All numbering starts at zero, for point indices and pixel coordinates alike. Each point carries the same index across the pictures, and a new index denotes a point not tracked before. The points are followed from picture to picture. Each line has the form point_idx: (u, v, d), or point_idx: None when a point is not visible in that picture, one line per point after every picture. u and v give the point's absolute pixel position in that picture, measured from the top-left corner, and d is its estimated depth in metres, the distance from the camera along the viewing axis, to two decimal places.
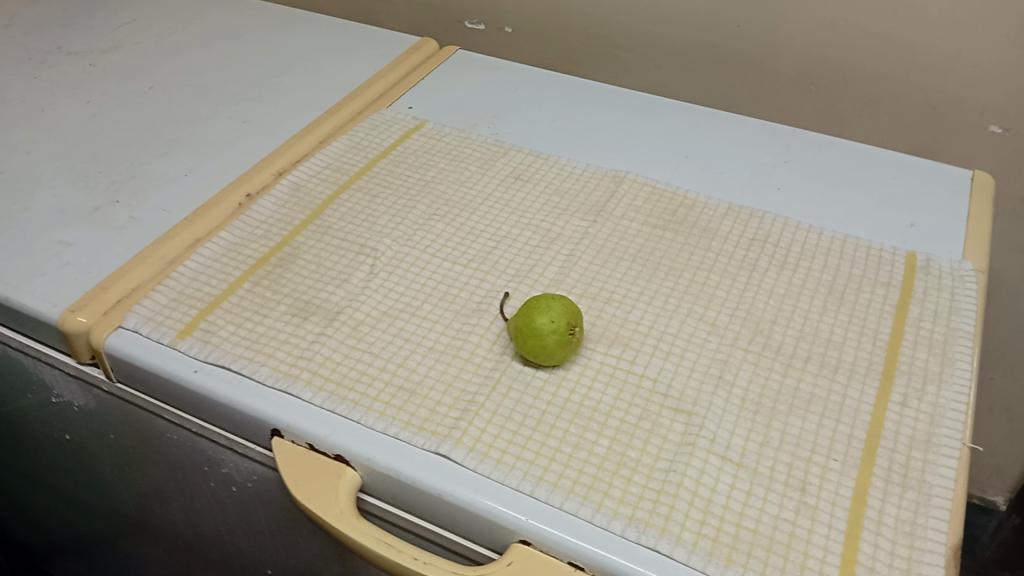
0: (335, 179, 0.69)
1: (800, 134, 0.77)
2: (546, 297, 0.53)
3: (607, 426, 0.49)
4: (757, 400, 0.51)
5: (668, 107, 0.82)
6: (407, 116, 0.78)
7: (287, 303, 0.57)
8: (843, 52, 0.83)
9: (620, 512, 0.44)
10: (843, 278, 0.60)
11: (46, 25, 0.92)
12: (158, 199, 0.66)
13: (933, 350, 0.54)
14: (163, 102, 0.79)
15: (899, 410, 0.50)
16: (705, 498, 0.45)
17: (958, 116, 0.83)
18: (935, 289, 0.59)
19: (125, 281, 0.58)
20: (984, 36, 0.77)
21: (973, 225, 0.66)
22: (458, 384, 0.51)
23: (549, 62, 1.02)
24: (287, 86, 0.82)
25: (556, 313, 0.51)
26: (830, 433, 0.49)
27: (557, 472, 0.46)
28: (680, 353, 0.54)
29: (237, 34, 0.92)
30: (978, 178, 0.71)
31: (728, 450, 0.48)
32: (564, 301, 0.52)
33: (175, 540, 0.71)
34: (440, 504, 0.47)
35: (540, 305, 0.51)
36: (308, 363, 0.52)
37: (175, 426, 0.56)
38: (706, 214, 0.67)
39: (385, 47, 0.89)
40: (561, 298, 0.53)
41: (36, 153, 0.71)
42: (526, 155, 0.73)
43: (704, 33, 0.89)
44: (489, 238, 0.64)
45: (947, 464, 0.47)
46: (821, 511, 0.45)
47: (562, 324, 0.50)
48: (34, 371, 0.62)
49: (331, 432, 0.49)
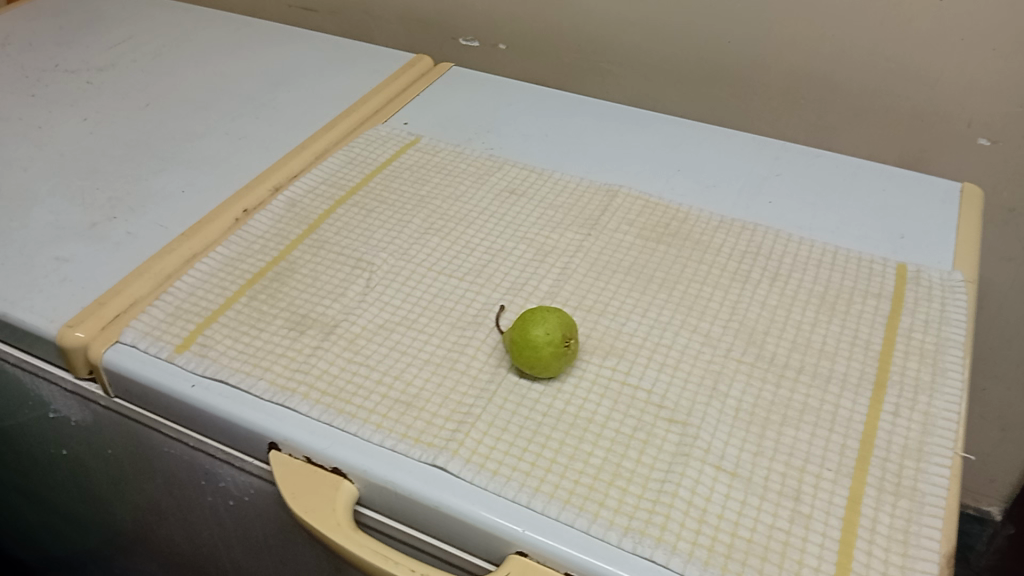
0: (331, 194, 0.70)
1: (791, 147, 0.78)
2: (541, 309, 0.53)
3: (603, 436, 0.49)
4: (751, 410, 0.51)
5: (660, 121, 0.83)
6: (403, 131, 0.79)
7: (283, 317, 0.57)
8: (832, 67, 0.84)
9: (616, 522, 0.45)
10: (835, 289, 0.61)
11: (44, 45, 0.92)
12: (155, 216, 0.67)
13: (924, 359, 0.55)
14: (161, 119, 0.79)
15: (892, 419, 0.51)
16: (700, 507, 0.45)
17: (946, 129, 0.84)
18: (925, 299, 0.60)
19: (123, 297, 0.58)
20: (971, 51, 0.78)
21: (962, 235, 0.66)
22: (454, 396, 0.51)
23: (542, 78, 1.03)
24: (283, 103, 0.83)
25: (552, 324, 0.51)
26: (823, 443, 0.49)
27: (553, 483, 0.46)
28: (674, 364, 0.54)
29: (234, 52, 0.93)
30: (967, 190, 0.72)
31: (722, 460, 0.48)
32: (560, 312, 0.52)
33: (172, 555, 0.71)
34: (437, 516, 0.47)
35: (536, 316, 0.52)
36: (305, 376, 0.53)
37: (172, 441, 0.57)
38: (699, 227, 0.67)
39: (380, 64, 0.90)
40: (557, 309, 0.53)
41: (33, 171, 0.71)
42: (520, 169, 0.74)
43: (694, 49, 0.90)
44: (484, 251, 0.64)
45: (939, 472, 0.47)
46: (815, 520, 0.45)
47: (557, 335, 0.51)
48: (31, 387, 0.62)
49: (328, 445, 0.49)
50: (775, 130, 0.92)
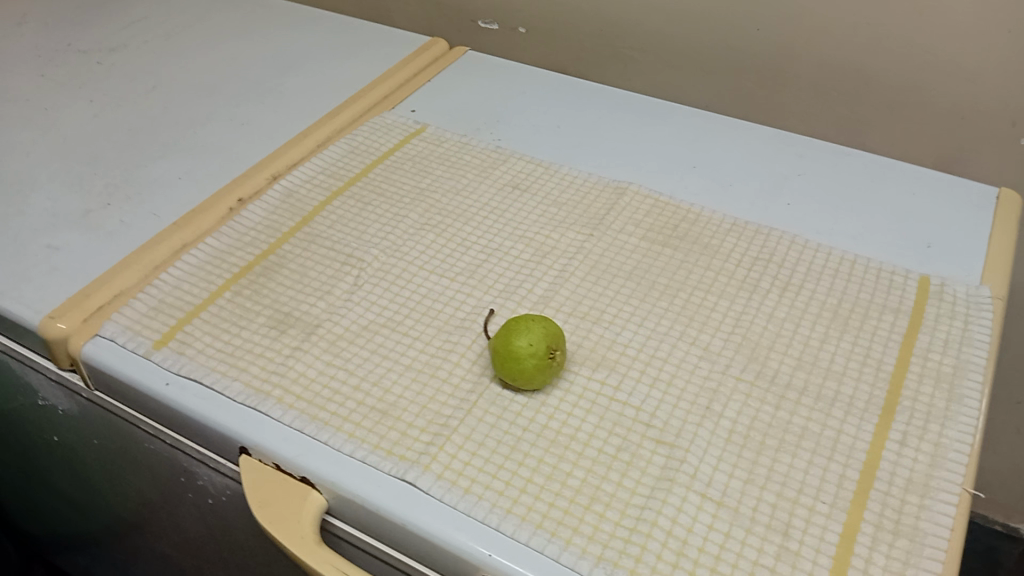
0: (329, 185, 0.68)
1: (816, 145, 0.74)
2: (526, 318, 0.51)
3: (583, 456, 0.47)
4: (745, 433, 0.48)
5: (679, 115, 0.79)
6: (409, 120, 0.77)
7: (266, 315, 0.56)
8: (867, 59, 0.79)
9: (588, 551, 0.42)
10: (849, 302, 0.57)
11: (59, 23, 0.92)
12: (149, 203, 0.66)
13: (940, 383, 0.51)
14: (167, 102, 0.78)
15: (898, 448, 0.47)
16: (679, 538, 0.43)
17: (988, 128, 0.79)
18: (947, 317, 0.56)
19: (108, 288, 0.57)
20: (1018, 44, 0.73)
21: (995, 247, 0.62)
22: (432, 406, 0.49)
23: (563, 64, 0.99)
24: (291, 88, 0.81)
25: (536, 335, 0.49)
26: (821, 472, 0.46)
27: (525, 505, 0.44)
28: (667, 380, 0.51)
29: (247, 34, 0.91)
30: (1003, 196, 0.67)
31: (709, 487, 0.45)
32: (545, 322, 0.50)
33: (165, 545, 0.71)
34: (404, 533, 0.45)
35: (520, 326, 0.49)
36: (282, 379, 0.51)
37: (152, 437, 0.56)
38: (708, 230, 0.64)
39: (393, 49, 0.88)
40: (543, 318, 0.51)
41: (34, 154, 0.71)
42: (526, 163, 0.71)
43: (720, 37, 0.85)
44: (480, 250, 0.62)
45: (945, 510, 0.44)
46: (804, 558, 0.42)
47: (541, 348, 0.48)
48: (22, 375, 0.62)
49: (298, 453, 0.47)
50: (804, 124, 0.88)
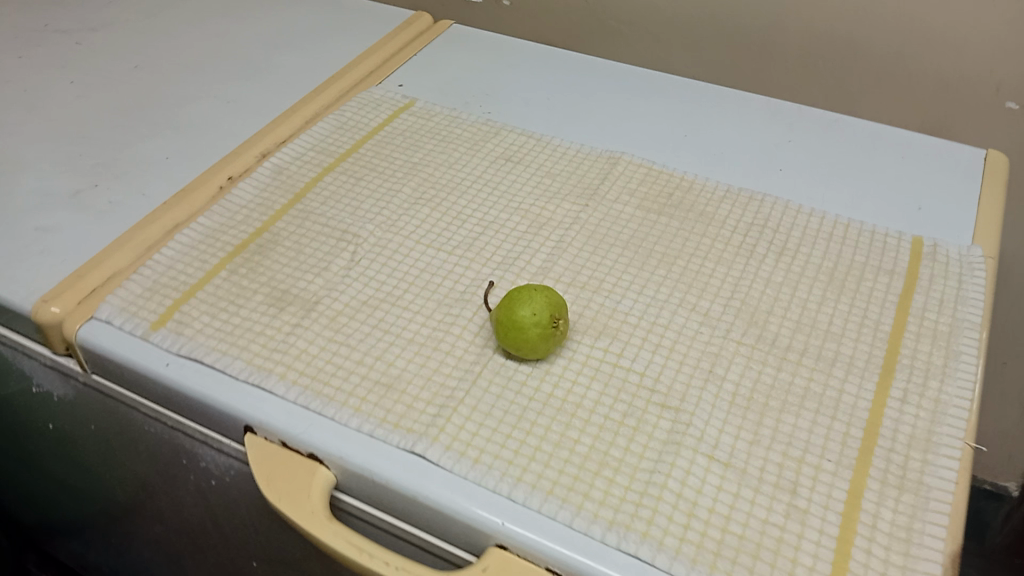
0: (319, 161, 0.67)
1: (805, 113, 0.74)
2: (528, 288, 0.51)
3: (590, 423, 0.47)
4: (749, 395, 0.48)
5: (668, 84, 0.79)
6: (397, 94, 0.76)
7: (264, 292, 0.55)
8: (853, 24, 0.79)
9: (600, 515, 0.42)
10: (845, 265, 0.58)
11: (32, 3, 0.89)
12: (138, 181, 0.64)
13: (937, 342, 0.52)
14: (150, 82, 0.77)
15: (899, 406, 0.48)
16: (689, 500, 0.43)
17: (973, 92, 0.80)
18: (941, 277, 0.56)
19: (102, 269, 0.56)
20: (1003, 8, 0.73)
21: (984, 209, 0.63)
22: (437, 379, 0.49)
23: (548, 36, 0.98)
24: (275, 65, 0.80)
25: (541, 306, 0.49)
26: (825, 432, 0.47)
27: (535, 473, 0.44)
28: (670, 346, 0.51)
29: (226, 11, 0.89)
30: (991, 159, 0.67)
31: (716, 449, 0.46)
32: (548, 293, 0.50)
33: (165, 529, 0.71)
34: (415, 505, 0.45)
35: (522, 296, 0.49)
36: (283, 356, 0.51)
37: (152, 419, 0.55)
38: (703, 198, 0.64)
39: (376, 24, 0.87)
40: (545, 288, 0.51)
41: (16, 136, 0.69)
42: (517, 135, 0.71)
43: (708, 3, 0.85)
44: (476, 222, 0.61)
45: (948, 465, 0.45)
46: (812, 515, 0.43)
47: (547, 319, 0.48)
48: (14, 361, 0.61)
49: (304, 428, 0.47)
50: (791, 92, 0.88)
